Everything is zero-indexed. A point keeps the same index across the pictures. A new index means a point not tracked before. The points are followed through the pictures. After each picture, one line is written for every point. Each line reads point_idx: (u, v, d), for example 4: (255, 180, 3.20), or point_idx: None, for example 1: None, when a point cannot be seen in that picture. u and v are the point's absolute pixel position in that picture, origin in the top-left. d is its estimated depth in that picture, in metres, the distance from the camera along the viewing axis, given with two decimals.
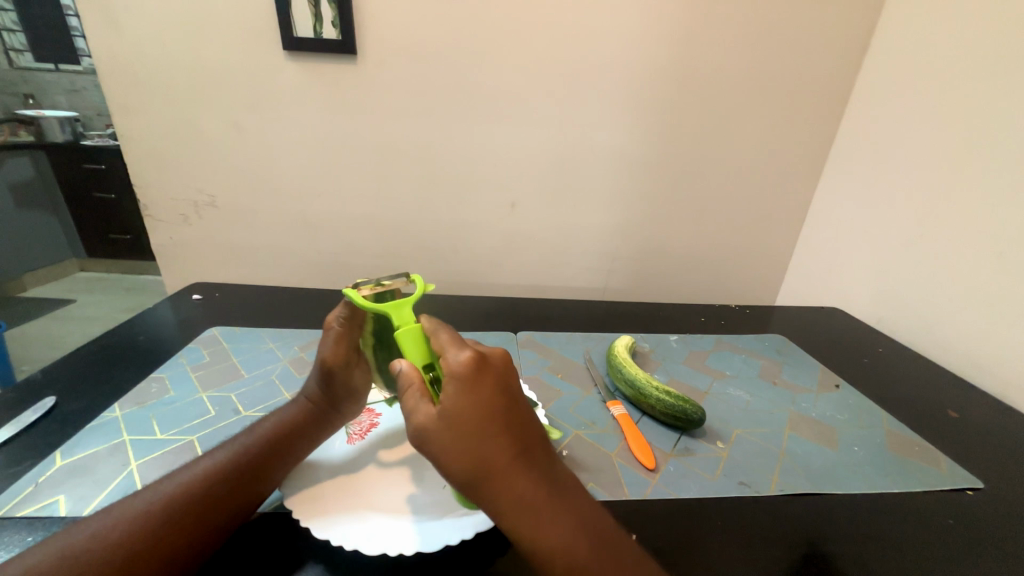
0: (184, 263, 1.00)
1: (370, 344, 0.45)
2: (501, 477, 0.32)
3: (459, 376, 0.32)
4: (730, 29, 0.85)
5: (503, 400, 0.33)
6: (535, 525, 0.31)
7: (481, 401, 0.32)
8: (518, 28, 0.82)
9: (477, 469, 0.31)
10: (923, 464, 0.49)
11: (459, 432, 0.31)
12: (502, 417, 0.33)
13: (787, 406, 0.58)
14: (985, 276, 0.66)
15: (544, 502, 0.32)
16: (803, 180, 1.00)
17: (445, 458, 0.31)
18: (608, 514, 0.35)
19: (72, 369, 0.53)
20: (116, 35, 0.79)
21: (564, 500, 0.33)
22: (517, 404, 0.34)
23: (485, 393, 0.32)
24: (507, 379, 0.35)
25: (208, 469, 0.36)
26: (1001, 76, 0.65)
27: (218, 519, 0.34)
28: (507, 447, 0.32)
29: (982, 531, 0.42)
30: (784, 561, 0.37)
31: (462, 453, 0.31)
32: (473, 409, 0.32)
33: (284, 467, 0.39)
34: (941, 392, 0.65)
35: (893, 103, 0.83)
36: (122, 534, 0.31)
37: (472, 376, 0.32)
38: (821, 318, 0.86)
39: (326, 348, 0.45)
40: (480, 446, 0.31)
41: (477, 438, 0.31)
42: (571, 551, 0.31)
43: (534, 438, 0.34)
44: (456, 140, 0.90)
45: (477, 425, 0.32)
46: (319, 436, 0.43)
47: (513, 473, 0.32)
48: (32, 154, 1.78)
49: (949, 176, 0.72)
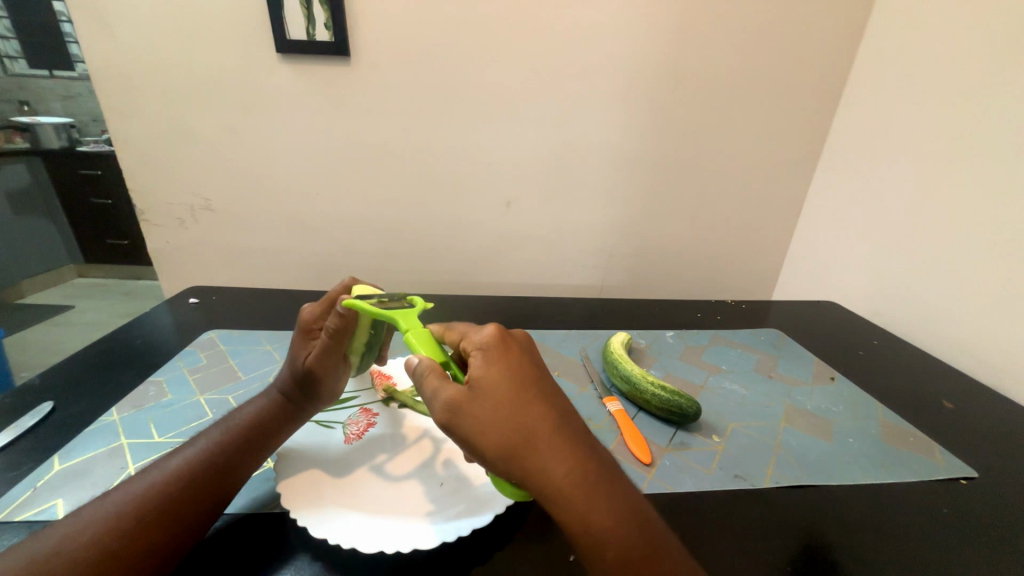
0: (181, 267, 1.00)
1: (357, 351, 0.48)
2: (545, 446, 0.32)
3: (488, 348, 0.35)
4: (722, 26, 0.85)
5: (531, 372, 0.35)
6: (577, 501, 0.31)
7: (512, 371, 0.34)
8: (510, 27, 0.83)
9: (518, 438, 0.32)
10: (916, 454, 0.50)
11: (495, 401, 0.32)
12: (536, 386, 0.34)
13: (783, 399, 0.58)
14: (980, 267, 0.67)
15: (586, 479, 0.32)
16: (797, 175, 1.00)
17: (484, 429, 0.32)
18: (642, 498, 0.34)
19: (69, 374, 0.53)
20: (108, 39, 0.79)
21: (606, 479, 0.33)
22: (545, 377, 0.36)
23: (515, 364, 0.35)
24: (530, 353, 0.37)
25: (180, 466, 0.37)
26: (992, 68, 0.65)
27: (195, 513, 0.34)
28: (546, 413, 0.33)
29: (977, 520, 0.42)
30: (780, 552, 0.37)
31: (502, 421, 0.32)
32: (507, 378, 0.33)
33: (258, 458, 0.41)
34: (935, 382, 0.65)
35: (885, 97, 0.84)
36: (94, 534, 0.31)
37: (500, 349, 0.35)
38: (816, 312, 0.86)
39: (314, 357, 0.46)
40: (520, 412, 0.32)
41: (511, 410, 0.32)
42: (607, 526, 0.31)
43: (568, 408, 0.35)
44: (451, 140, 0.91)
45: (514, 394, 0.33)
46: (288, 428, 0.44)
47: (555, 440, 0.32)
48: (30, 161, 1.77)
49: (941, 169, 0.72)
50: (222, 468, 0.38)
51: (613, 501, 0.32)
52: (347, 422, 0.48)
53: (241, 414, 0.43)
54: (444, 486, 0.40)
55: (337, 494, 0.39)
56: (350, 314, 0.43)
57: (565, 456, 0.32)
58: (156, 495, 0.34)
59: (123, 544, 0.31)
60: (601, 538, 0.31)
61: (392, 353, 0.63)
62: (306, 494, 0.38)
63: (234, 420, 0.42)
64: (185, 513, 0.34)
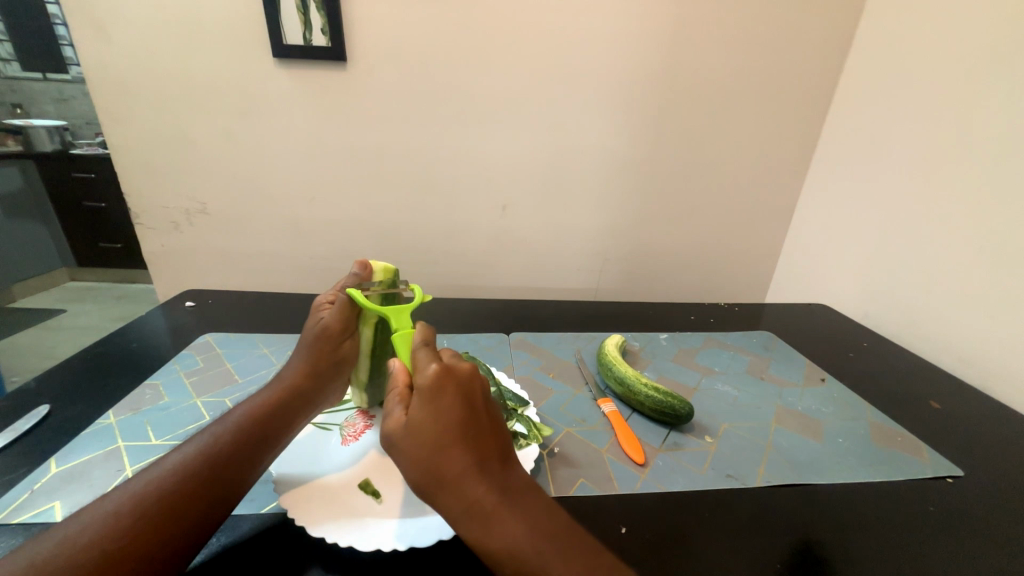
0: (176, 270, 1.00)
1: (372, 320, 0.48)
2: (456, 485, 0.33)
3: (424, 389, 0.34)
4: (713, 34, 0.87)
5: (462, 413, 0.34)
6: (489, 533, 0.32)
7: (441, 413, 0.34)
8: (505, 33, 0.84)
9: (433, 475, 0.33)
10: (904, 453, 0.51)
11: (419, 442, 0.33)
12: (461, 426, 0.34)
13: (775, 400, 0.59)
14: (968, 270, 0.68)
15: (500, 512, 0.32)
16: (789, 179, 1.02)
17: (408, 463, 0.33)
18: (575, 529, 0.34)
19: (65, 377, 0.53)
20: (104, 43, 0.79)
21: (523, 512, 0.33)
22: (479, 415, 0.35)
23: (447, 404, 0.34)
24: (471, 388, 0.36)
25: (179, 462, 0.37)
26: (977, 76, 0.67)
27: (195, 514, 0.34)
28: (464, 455, 0.33)
29: (964, 519, 0.43)
30: (772, 551, 0.38)
31: (420, 458, 0.33)
32: (434, 420, 0.33)
33: (265, 458, 0.40)
34: (925, 384, 0.66)
35: (874, 104, 0.86)
36: (91, 537, 0.31)
37: (436, 391, 0.34)
38: (809, 315, 0.87)
39: (331, 315, 0.49)
40: (436, 455, 0.33)
41: (435, 450, 0.33)
42: (521, 560, 0.31)
43: (491, 446, 0.35)
44: (448, 144, 0.91)
45: (437, 435, 0.33)
46: (300, 420, 0.45)
47: (465, 481, 0.33)
48: (22, 164, 1.69)
49: (930, 173, 0.74)
50: (226, 466, 0.37)
51: (526, 537, 0.32)
52: (344, 424, 0.48)
53: (247, 404, 0.43)
54: None
55: (335, 497, 0.39)
56: (365, 269, 0.51)
57: (475, 493, 0.33)
58: (153, 492, 0.34)
59: (123, 544, 0.31)
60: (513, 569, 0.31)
61: None
62: (304, 498, 0.38)
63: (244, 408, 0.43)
64: (187, 514, 0.34)
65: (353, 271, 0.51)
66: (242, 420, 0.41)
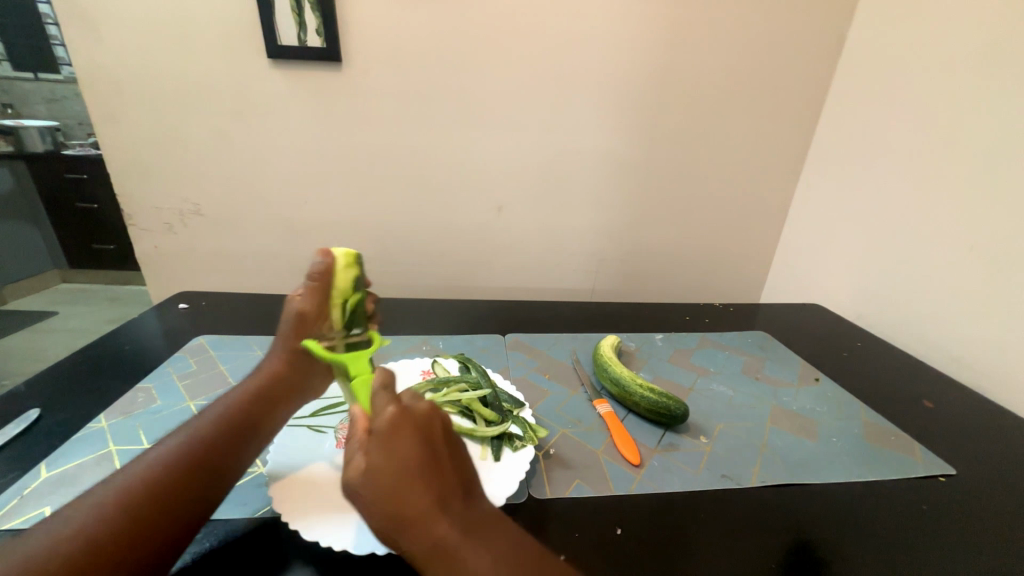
0: (170, 272, 1.00)
1: (340, 301, 0.46)
2: (421, 529, 0.31)
3: (378, 434, 0.32)
4: (708, 36, 0.87)
5: (421, 455, 0.32)
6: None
7: (400, 456, 0.31)
8: (501, 33, 0.84)
9: (395, 522, 0.30)
10: (897, 452, 0.51)
11: (377, 489, 0.30)
12: (421, 466, 0.32)
13: (769, 400, 0.60)
14: (960, 270, 0.69)
15: (469, 553, 0.31)
16: (783, 180, 1.02)
17: (367, 512, 0.31)
18: (547, 555, 0.33)
19: (56, 380, 0.53)
20: (96, 43, 0.79)
21: (493, 549, 0.32)
22: (442, 455, 0.33)
23: (404, 448, 0.32)
24: (429, 428, 0.34)
25: (163, 455, 0.36)
26: (968, 78, 0.68)
27: (180, 509, 0.34)
28: (427, 498, 0.31)
29: (957, 517, 0.43)
30: (767, 551, 0.38)
31: (379, 506, 0.31)
32: (392, 463, 0.31)
33: (249, 456, 0.40)
34: (917, 383, 0.67)
35: (866, 106, 0.86)
36: (75, 528, 0.31)
37: (392, 434, 0.32)
38: (803, 315, 0.88)
39: (304, 301, 0.46)
40: (397, 499, 0.30)
41: (396, 497, 0.31)
42: None
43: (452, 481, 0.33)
44: (444, 145, 0.91)
45: (397, 480, 0.31)
46: (286, 413, 0.45)
47: (430, 525, 0.31)
48: (12, 165, 1.72)
49: (922, 175, 0.75)
50: (212, 462, 0.37)
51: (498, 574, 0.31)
52: (339, 427, 0.48)
53: (226, 403, 0.42)
54: None
55: (329, 502, 0.38)
56: (328, 260, 0.46)
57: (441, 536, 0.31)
58: (136, 485, 0.33)
59: (107, 537, 0.30)
60: None
61: (386, 357, 0.63)
62: (298, 501, 0.38)
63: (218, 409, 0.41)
64: (171, 512, 0.33)
65: (313, 262, 0.46)
66: (217, 422, 0.40)
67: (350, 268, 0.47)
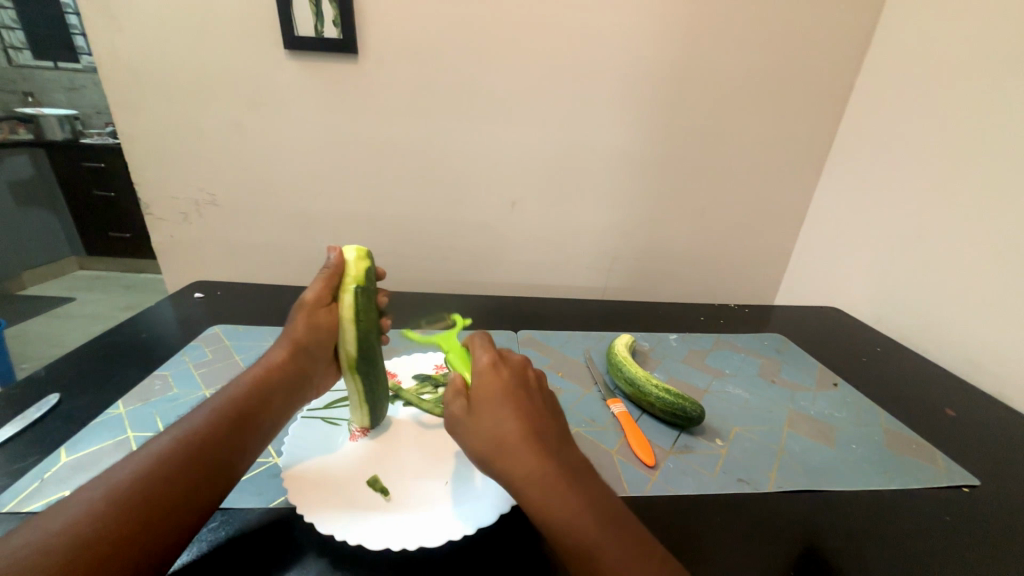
0: (184, 262, 1.01)
1: (352, 284, 0.45)
2: (512, 453, 0.34)
3: (481, 371, 0.38)
4: (729, 31, 0.85)
5: (515, 392, 0.37)
6: (544, 501, 0.32)
7: (498, 390, 0.37)
8: (517, 26, 0.83)
9: (493, 445, 0.35)
10: (918, 461, 0.50)
11: (480, 417, 0.36)
12: (514, 401, 0.36)
13: (786, 404, 0.59)
14: (985, 276, 0.67)
15: (554, 481, 0.33)
16: (802, 180, 1.00)
17: (471, 436, 0.36)
18: (618, 499, 0.34)
19: (75, 367, 0.54)
20: (114, 31, 0.79)
21: (574, 480, 0.34)
22: (532, 397, 0.38)
23: (500, 383, 0.37)
24: (521, 376, 0.39)
25: (168, 445, 0.35)
26: (998, 77, 0.66)
27: (184, 500, 0.33)
28: (519, 427, 0.35)
29: (981, 529, 0.42)
30: (785, 557, 0.37)
31: (481, 430, 0.35)
32: (490, 396, 0.36)
33: (255, 448, 0.40)
34: (939, 391, 0.65)
35: (890, 105, 0.84)
36: (65, 524, 0.29)
37: (492, 372, 0.38)
38: (820, 318, 0.86)
39: (310, 290, 0.47)
40: (495, 426, 0.35)
41: (495, 422, 0.35)
42: (578, 529, 0.31)
43: (543, 421, 0.36)
44: (457, 138, 0.91)
45: (495, 409, 0.36)
46: (288, 407, 0.44)
47: (521, 451, 0.34)
48: (33, 153, 1.77)
49: (945, 176, 0.73)
50: (219, 453, 0.37)
51: (582, 506, 0.32)
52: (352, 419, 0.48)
53: (219, 397, 0.41)
54: (450, 484, 0.40)
55: (343, 495, 0.38)
56: (335, 254, 0.47)
57: (530, 463, 0.33)
58: (139, 476, 0.33)
59: (101, 531, 0.29)
60: (570, 538, 0.31)
61: (398, 351, 0.62)
62: (313, 492, 0.38)
63: (217, 400, 0.41)
64: (164, 508, 0.32)
65: (327, 259, 0.47)
66: (222, 414, 0.39)
67: (363, 260, 0.46)
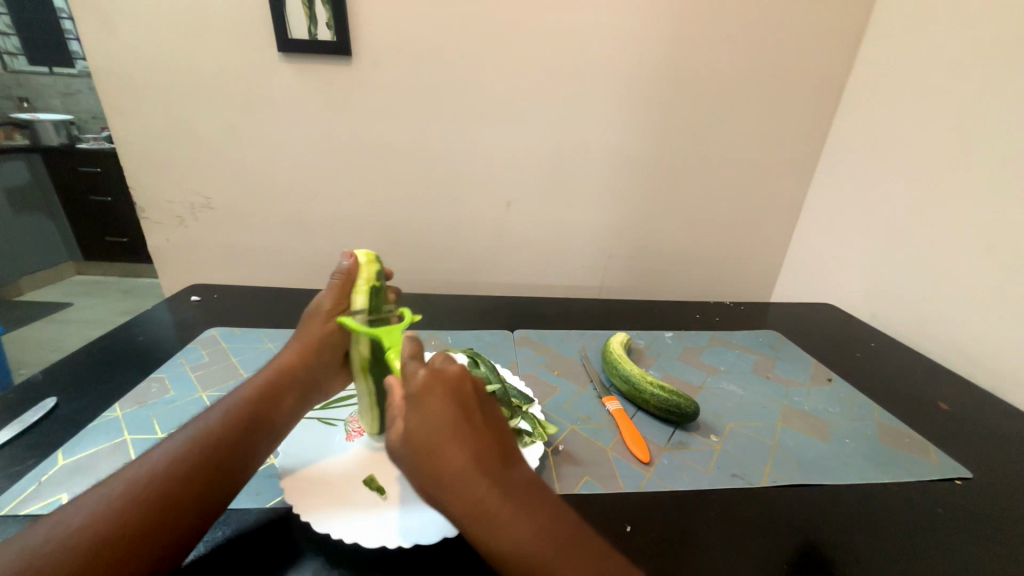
0: (181, 265, 1.01)
1: (364, 287, 0.46)
2: (455, 484, 0.32)
3: (412, 398, 0.35)
4: (722, 28, 0.86)
5: (452, 416, 0.34)
6: (491, 530, 0.31)
7: (432, 416, 0.34)
8: (510, 27, 0.83)
9: (436, 477, 0.33)
10: (912, 455, 0.50)
11: (418, 449, 0.33)
12: (450, 427, 0.34)
13: (780, 399, 0.59)
14: (978, 270, 0.67)
15: (500, 510, 0.32)
16: (796, 177, 1.01)
17: (412, 468, 0.34)
18: (576, 517, 0.34)
19: (72, 370, 0.54)
20: (108, 35, 0.79)
21: (523, 505, 0.32)
22: (473, 416, 0.35)
23: (433, 409, 0.34)
24: (460, 391, 0.36)
25: (173, 450, 0.35)
26: (988, 73, 0.66)
27: (187, 503, 0.33)
28: (460, 456, 0.33)
29: (973, 521, 0.43)
30: (779, 551, 0.38)
31: (422, 462, 0.33)
32: (426, 425, 0.34)
33: (264, 448, 0.40)
34: (933, 385, 0.66)
35: (883, 101, 0.85)
36: (84, 520, 0.30)
37: (422, 396, 0.35)
38: (815, 314, 0.87)
39: (326, 298, 0.48)
40: (434, 458, 0.33)
41: (435, 453, 0.33)
42: (528, 555, 0.30)
43: (488, 444, 0.34)
44: (452, 139, 0.91)
45: (432, 439, 0.33)
46: (300, 409, 0.45)
47: (464, 481, 0.32)
48: (28, 158, 1.76)
49: (938, 172, 0.73)
50: (216, 458, 0.36)
51: (530, 534, 0.31)
52: (348, 419, 0.48)
53: (233, 397, 0.41)
54: None
55: (339, 495, 0.39)
56: (350, 259, 0.47)
57: (473, 493, 0.32)
58: (145, 481, 0.33)
59: (115, 535, 0.30)
60: (520, 565, 0.30)
61: None
62: (309, 492, 0.39)
63: (230, 401, 0.41)
64: (166, 514, 0.32)
65: (340, 264, 0.48)
66: (229, 416, 0.39)
67: (373, 264, 0.48)
